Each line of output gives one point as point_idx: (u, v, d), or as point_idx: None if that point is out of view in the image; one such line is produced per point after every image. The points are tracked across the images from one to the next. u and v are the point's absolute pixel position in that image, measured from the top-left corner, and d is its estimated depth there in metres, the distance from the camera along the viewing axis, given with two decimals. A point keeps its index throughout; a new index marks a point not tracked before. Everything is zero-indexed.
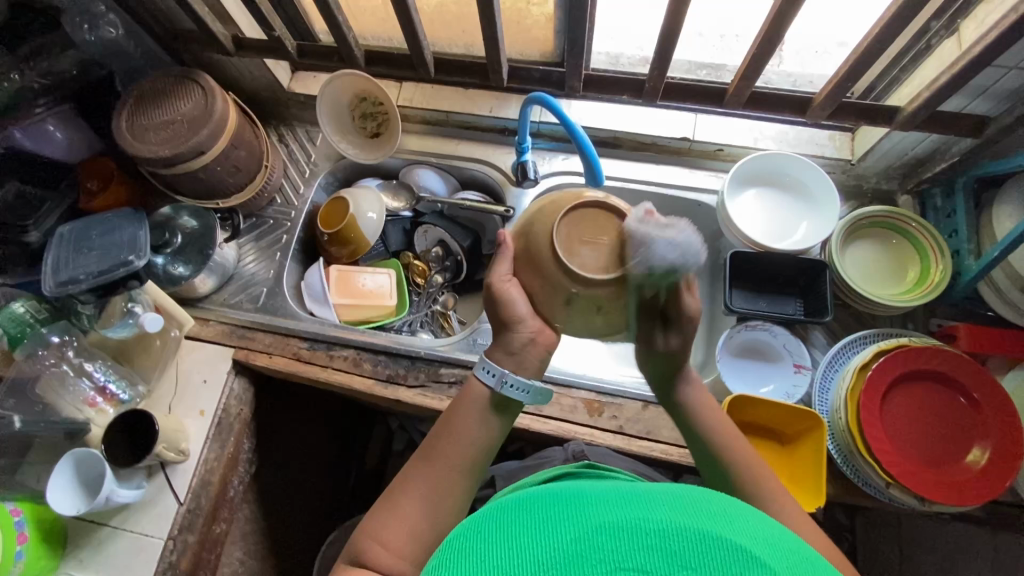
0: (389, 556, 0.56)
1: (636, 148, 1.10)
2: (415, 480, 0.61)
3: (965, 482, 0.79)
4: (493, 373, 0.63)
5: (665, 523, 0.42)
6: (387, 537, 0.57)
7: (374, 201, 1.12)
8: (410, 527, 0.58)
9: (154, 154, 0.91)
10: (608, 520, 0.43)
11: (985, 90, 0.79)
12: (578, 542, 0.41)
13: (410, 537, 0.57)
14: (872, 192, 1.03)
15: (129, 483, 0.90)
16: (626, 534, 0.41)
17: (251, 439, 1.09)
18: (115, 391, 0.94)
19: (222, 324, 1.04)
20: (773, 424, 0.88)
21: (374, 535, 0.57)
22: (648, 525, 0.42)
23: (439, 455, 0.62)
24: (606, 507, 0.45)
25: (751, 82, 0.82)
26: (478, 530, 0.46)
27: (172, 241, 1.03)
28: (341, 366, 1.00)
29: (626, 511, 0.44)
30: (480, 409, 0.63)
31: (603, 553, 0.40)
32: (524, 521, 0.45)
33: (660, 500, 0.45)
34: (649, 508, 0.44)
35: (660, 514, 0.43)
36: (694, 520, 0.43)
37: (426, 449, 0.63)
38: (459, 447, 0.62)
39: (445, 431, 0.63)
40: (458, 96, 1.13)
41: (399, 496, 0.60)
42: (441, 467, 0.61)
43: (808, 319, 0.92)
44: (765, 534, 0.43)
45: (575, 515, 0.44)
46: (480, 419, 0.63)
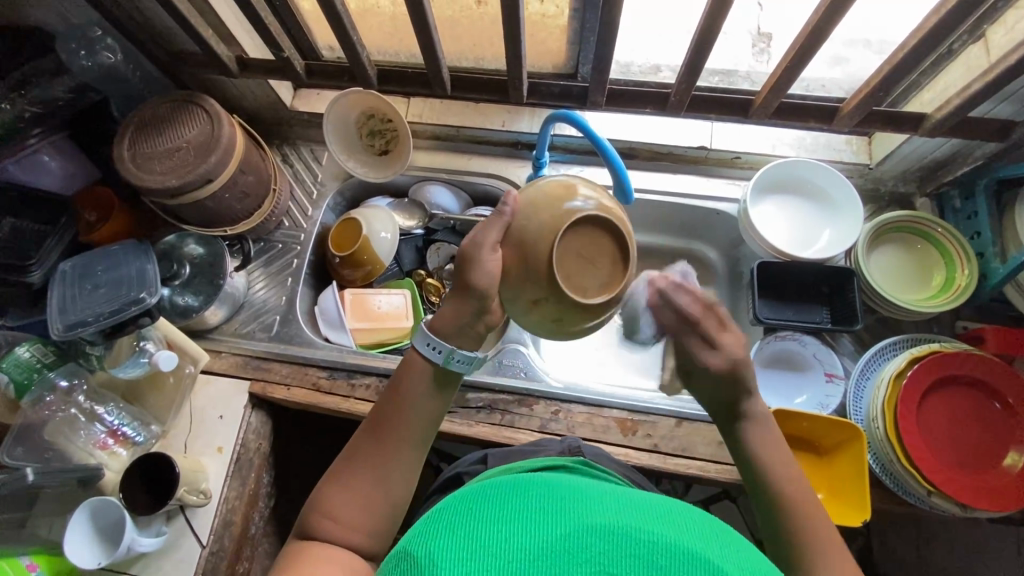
0: (339, 528, 0.56)
1: (652, 158, 1.08)
2: (358, 451, 0.60)
3: (1005, 488, 0.79)
4: (438, 348, 0.61)
5: (656, 536, 0.39)
6: (339, 512, 0.57)
7: (387, 220, 1.08)
8: (359, 500, 0.58)
9: (161, 184, 0.87)
10: (599, 520, 0.40)
11: (1011, 94, 0.79)
12: (564, 539, 0.38)
13: (361, 510, 0.57)
14: (889, 194, 1.03)
15: (148, 530, 0.86)
16: (615, 539, 0.38)
17: (270, 472, 1.05)
18: (129, 433, 0.91)
19: (235, 356, 1.01)
20: (810, 436, 0.87)
21: (326, 510, 0.57)
22: (640, 534, 0.39)
23: (385, 426, 0.61)
24: (596, 505, 0.42)
25: (781, 94, 0.81)
26: (464, 505, 0.43)
27: (181, 272, 0.98)
28: (364, 396, 0.97)
29: (617, 514, 0.41)
30: (427, 382, 0.62)
31: (588, 555, 0.38)
32: (511, 507, 0.42)
33: (654, 508, 0.42)
34: (638, 515, 0.41)
35: (653, 524, 0.40)
36: (688, 536, 0.40)
37: (371, 420, 0.61)
38: (405, 418, 0.61)
39: (391, 402, 0.61)
40: (468, 110, 1.11)
41: (347, 468, 0.59)
42: (386, 439, 0.60)
43: (838, 327, 0.91)
44: (760, 567, 0.40)
45: (564, 507, 0.42)
46: (425, 390, 0.61)
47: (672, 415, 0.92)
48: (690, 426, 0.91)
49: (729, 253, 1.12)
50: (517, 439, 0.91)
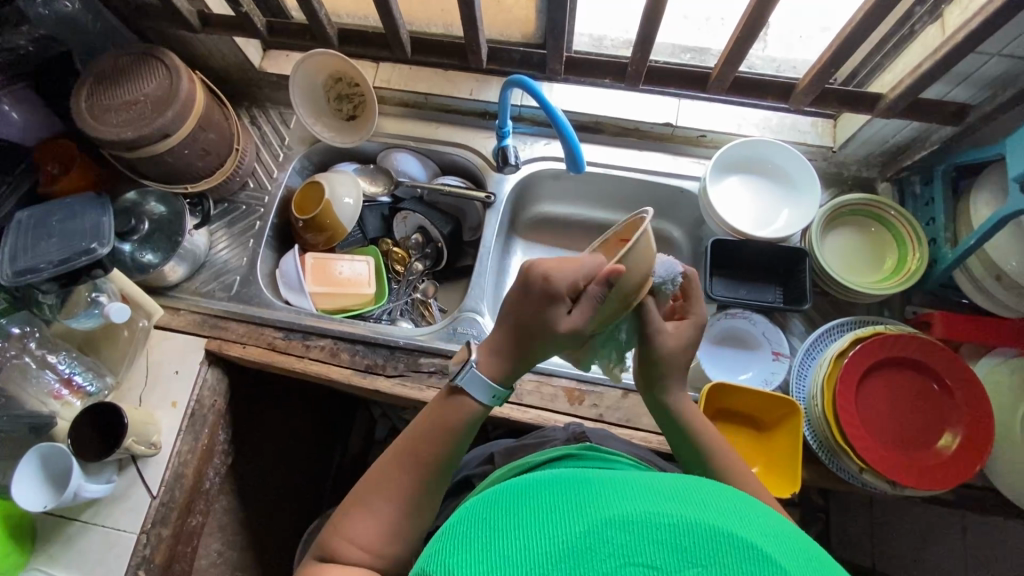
0: (365, 555, 0.59)
1: (618, 134, 1.08)
2: (391, 480, 0.61)
3: (936, 467, 0.80)
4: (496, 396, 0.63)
5: (675, 517, 0.39)
6: (365, 539, 0.59)
7: (350, 184, 1.09)
8: (386, 528, 0.60)
9: (117, 136, 0.87)
10: (617, 512, 0.40)
11: (966, 77, 0.79)
12: (584, 536, 0.39)
13: (387, 538, 0.60)
14: (852, 179, 1.03)
15: (98, 477, 0.88)
16: (635, 528, 0.39)
17: (227, 430, 1.06)
18: (82, 383, 0.92)
19: (194, 314, 1.01)
20: (753, 412, 0.88)
21: (350, 534, 0.59)
22: (657, 517, 0.39)
23: (415, 459, 0.62)
24: (612, 493, 0.42)
25: (736, 67, 0.80)
26: (481, 511, 0.43)
27: (139, 228, 0.98)
28: (318, 356, 0.98)
29: (636, 501, 0.41)
30: (463, 421, 0.63)
31: (610, 547, 0.38)
32: (526, 510, 0.42)
33: (671, 490, 0.43)
34: (653, 499, 0.41)
35: (672, 506, 0.40)
36: (708, 512, 0.40)
37: (401, 452, 0.63)
38: (434, 453, 0.62)
39: (424, 436, 0.62)
40: (436, 78, 1.10)
41: (373, 497, 0.61)
42: (416, 472, 0.62)
43: (787, 306, 0.92)
44: (780, 527, 0.41)
45: (581, 501, 0.42)
46: (456, 428, 0.62)
47: (620, 386, 0.93)
48: (636, 397, 0.92)
49: (692, 232, 1.12)
50: None
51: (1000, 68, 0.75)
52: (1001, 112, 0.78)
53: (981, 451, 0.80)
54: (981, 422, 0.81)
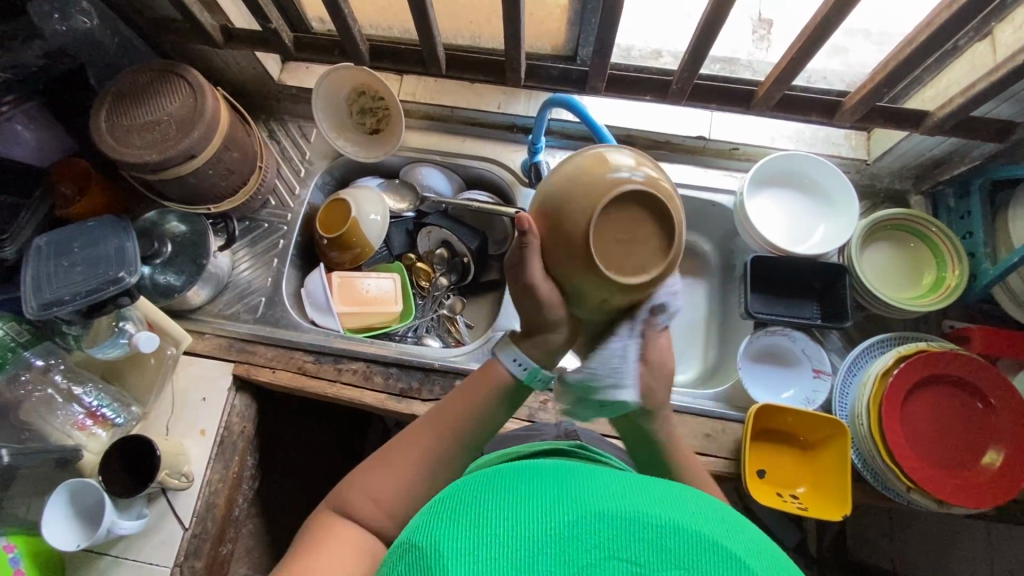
0: (374, 511, 0.58)
1: (649, 147, 1.06)
2: (413, 442, 0.62)
3: (982, 485, 0.80)
4: (523, 365, 0.62)
5: (665, 520, 0.38)
6: (376, 498, 0.58)
7: (376, 201, 1.06)
8: (403, 488, 0.59)
9: (141, 159, 0.84)
10: (604, 506, 0.39)
11: (1013, 95, 0.78)
12: (571, 524, 0.38)
13: (399, 497, 0.59)
14: (884, 192, 1.03)
15: (129, 513, 0.85)
16: (624, 523, 0.38)
17: (254, 455, 1.04)
18: (109, 414, 0.89)
19: (219, 337, 0.98)
20: (793, 431, 0.88)
21: (368, 490, 0.59)
22: (648, 517, 0.38)
23: (439, 427, 0.63)
24: (600, 489, 0.42)
25: (786, 85, 0.79)
26: (471, 492, 0.42)
27: (162, 251, 0.94)
28: (350, 380, 0.96)
29: (623, 499, 0.40)
30: (500, 393, 0.63)
31: (595, 540, 0.37)
32: (513, 492, 0.41)
33: (658, 493, 0.42)
34: (649, 501, 0.40)
35: (659, 507, 0.40)
36: (693, 517, 0.39)
37: (431, 418, 0.64)
38: (466, 423, 0.63)
39: (447, 409, 0.63)
40: (464, 90, 1.07)
41: (395, 455, 0.61)
42: (443, 437, 0.62)
43: (829, 324, 0.91)
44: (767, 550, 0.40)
45: (568, 492, 0.41)
46: (494, 403, 0.63)
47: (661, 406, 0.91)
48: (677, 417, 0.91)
49: (723, 245, 1.11)
50: (504, 427, 0.91)
51: None
52: None
53: None
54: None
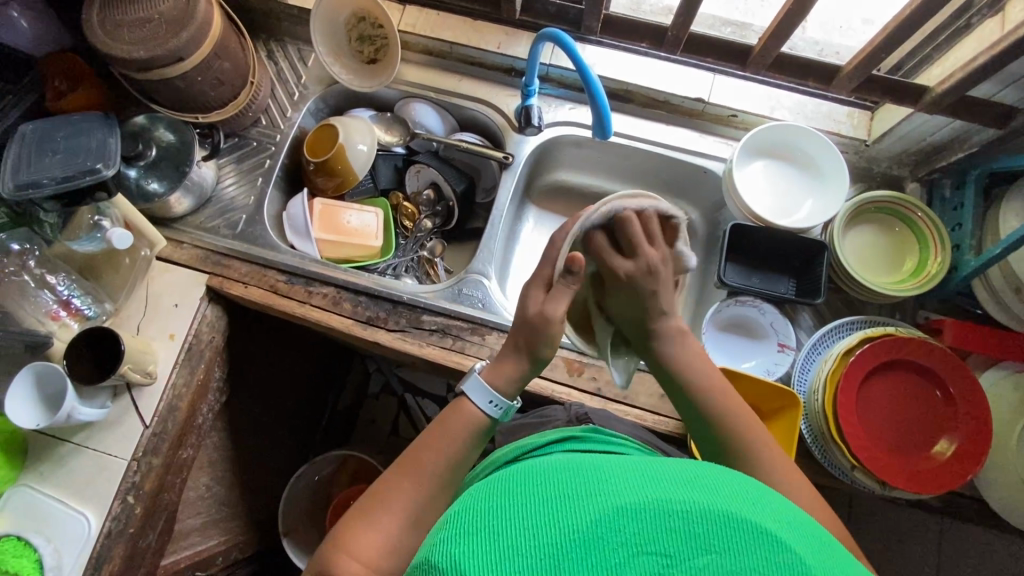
0: (363, 570, 0.59)
1: (647, 105, 1.04)
2: (395, 491, 0.65)
3: (929, 471, 0.80)
4: (498, 404, 0.72)
5: (690, 505, 0.39)
6: (361, 551, 0.60)
7: (366, 131, 1.06)
8: (385, 542, 0.61)
9: (128, 55, 0.83)
10: (629, 500, 0.40)
11: (1016, 78, 0.75)
12: (593, 524, 0.38)
13: (384, 549, 0.61)
14: (881, 176, 1.00)
15: (92, 402, 0.87)
16: (647, 515, 0.39)
17: (222, 367, 1.06)
18: (80, 307, 0.91)
19: (197, 249, 1.00)
20: (750, 400, 0.87)
21: (351, 549, 0.60)
22: (670, 506, 0.39)
23: (417, 471, 0.67)
24: (621, 481, 0.42)
25: (782, 44, 0.77)
26: (487, 507, 0.42)
27: (146, 154, 0.94)
28: (319, 303, 0.97)
29: (645, 490, 0.41)
30: (470, 432, 0.70)
31: (624, 535, 0.38)
32: (537, 498, 0.42)
33: (680, 477, 0.43)
34: (662, 485, 0.41)
35: (680, 493, 0.40)
36: (717, 499, 0.41)
37: (405, 466, 0.67)
38: (440, 470, 0.67)
39: (423, 453, 0.68)
40: (465, 27, 1.06)
41: (377, 512, 0.63)
42: (425, 484, 0.66)
43: (800, 299, 0.90)
44: (790, 513, 0.43)
45: (592, 487, 0.41)
46: (471, 442, 0.70)
47: None
48: (636, 375, 0.92)
49: (710, 215, 1.09)
50: (464, 364, 0.92)
51: None
52: None
53: (976, 461, 0.80)
54: (980, 432, 0.81)
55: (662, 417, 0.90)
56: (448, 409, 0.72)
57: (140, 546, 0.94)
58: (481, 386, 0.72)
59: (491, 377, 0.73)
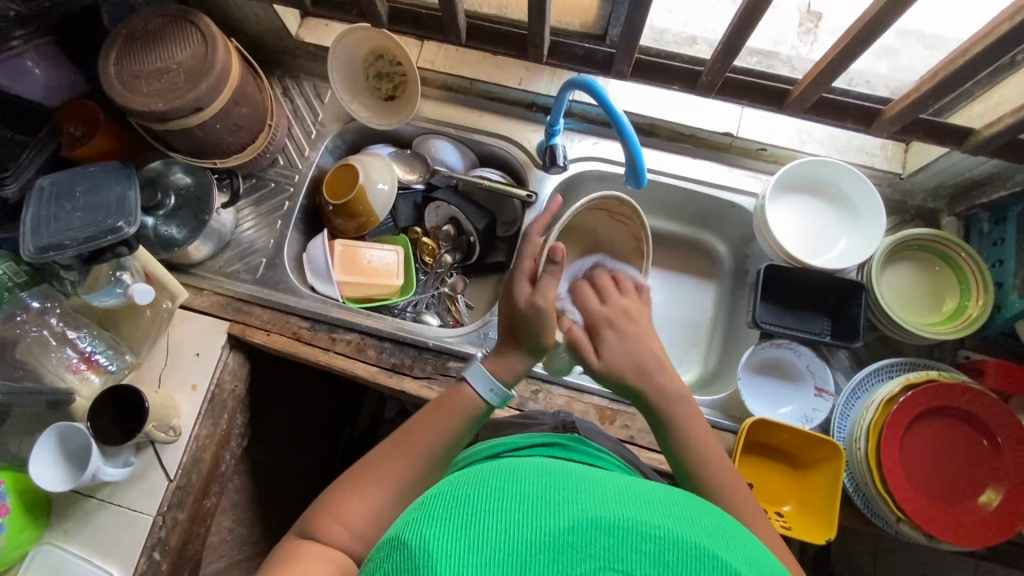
0: (344, 534, 0.61)
1: (673, 139, 1.02)
2: (384, 461, 0.66)
3: (976, 523, 0.78)
4: (494, 391, 0.71)
5: (669, 530, 0.35)
6: (346, 516, 0.62)
7: (386, 170, 1.03)
8: (370, 508, 0.63)
9: (147, 108, 0.81)
10: (608, 512, 0.36)
11: None
12: (563, 532, 0.35)
13: (368, 519, 0.63)
14: (916, 209, 0.98)
15: (117, 460, 0.86)
16: (622, 533, 0.35)
17: (244, 413, 1.04)
18: (102, 361, 0.89)
19: (218, 295, 0.98)
20: (788, 448, 0.85)
21: (336, 513, 0.62)
22: (649, 528, 0.35)
23: (409, 445, 0.68)
24: (602, 493, 0.38)
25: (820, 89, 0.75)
26: (459, 490, 0.39)
27: (165, 203, 0.93)
28: (344, 351, 0.95)
29: (624, 505, 0.37)
30: (465, 414, 0.70)
31: (592, 549, 0.34)
32: (506, 488, 0.39)
33: (666, 500, 0.39)
34: (643, 505, 0.37)
35: (662, 516, 0.36)
36: (699, 530, 0.36)
37: (400, 439, 0.69)
38: (430, 448, 0.68)
39: (415, 429, 0.69)
40: (485, 63, 1.03)
41: (364, 480, 0.65)
42: (413, 460, 0.67)
43: (836, 342, 0.88)
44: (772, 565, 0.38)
45: (571, 492, 0.38)
46: (464, 422, 0.70)
47: None
48: None
49: (738, 248, 1.07)
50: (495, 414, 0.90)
51: None
52: None
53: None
54: None
55: None
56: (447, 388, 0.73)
57: None
58: (480, 370, 0.72)
59: (493, 367, 0.72)
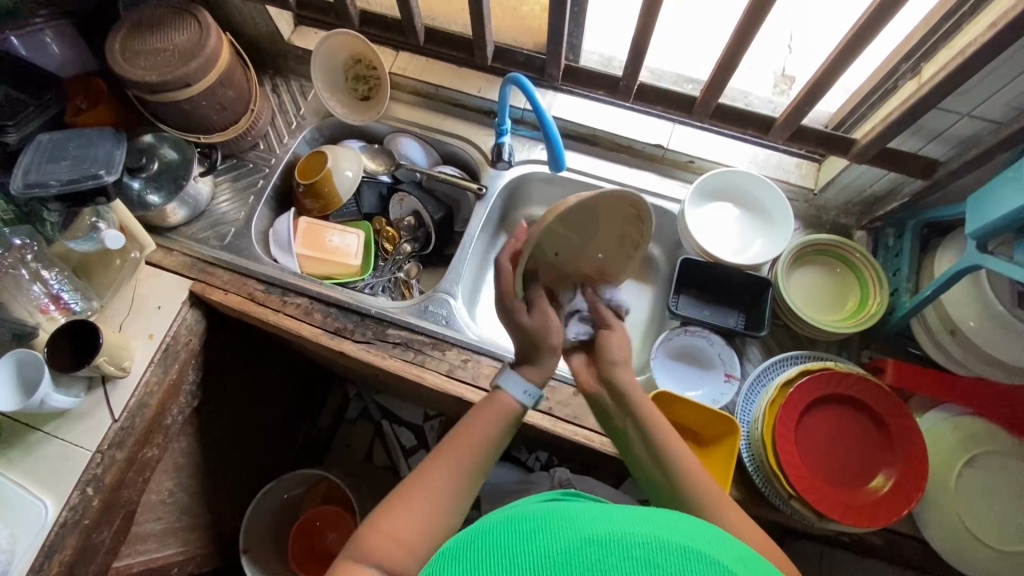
0: (401, 551, 0.59)
1: (613, 149, 1.13)
2: (435, 474, 0.65)
3: (866, 505, 0.81)
4: (531, 394, 0.75)
5: (649, 538, 0.43)
6: (398, 533, 0.59)
7: (353, 159, 1.14)
8: (420, 524, 0.61)
9: (141, 79, 0.94)
10: (597, 532, 0.43)
11: (938, 134, 0.82)
12: (563, 556, 0.42)
13: (420, 534, 0.60)
14: (830, 224, 1.07)
15: (67, 391, 0.92)
16: (613, 546, 0.42)
17: (196, 371, 1.11)
18: (69, 301, 0.97)
19: (185, 256, 1.07)
20: (694, 426, 0.91)
21: (390, 531, 0.59)
22: (632, 537, 0.42)
23: (461, 458, 0.67)
24: (589, 518, 0.45)
25: (725, 79, 0.87)
26: (472, 542, 0.46)
27: (148, 167, 1.05)
28: (292, 312, 1.02)
29: (610, 524, 0.44)
30: (508, 418, 0.73)
31: (590, 563, 0.41)
32: (508, 534, 0.45)
33: (648, 516, 0.46)
34: (628, 522, 0.44)
35: (642, 528, 0.44)
36: (679, 536, 0.43)
37: (445, 451, 0.68)
38: (475, 458, 0.68)
39: (464, 440, 0.69)
40: (450, 72, 1.16)
41: (415, 496, 0.63)
42: (462, 469, 0.67)
43: (745, 331, 0.95)
44: (748, 556, 0.45)
45: (566, 524, 0.45)
46: (505, 425, 0.72)
47: (573, 383, 0.96)
48: (587, 396, 0.95)
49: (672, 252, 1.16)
50: (423, 377, 0.96)
51: (970, 129, 0.78)
52: (967, 170, 0.81)
53: (912, 496, 0.81)
54: (915, 468, 0.82)
55: (609, 439, 0.93)
56: (487, 398, 0.74)
57: (93, 540, 0.97)
58: (523, 379, 0.76)
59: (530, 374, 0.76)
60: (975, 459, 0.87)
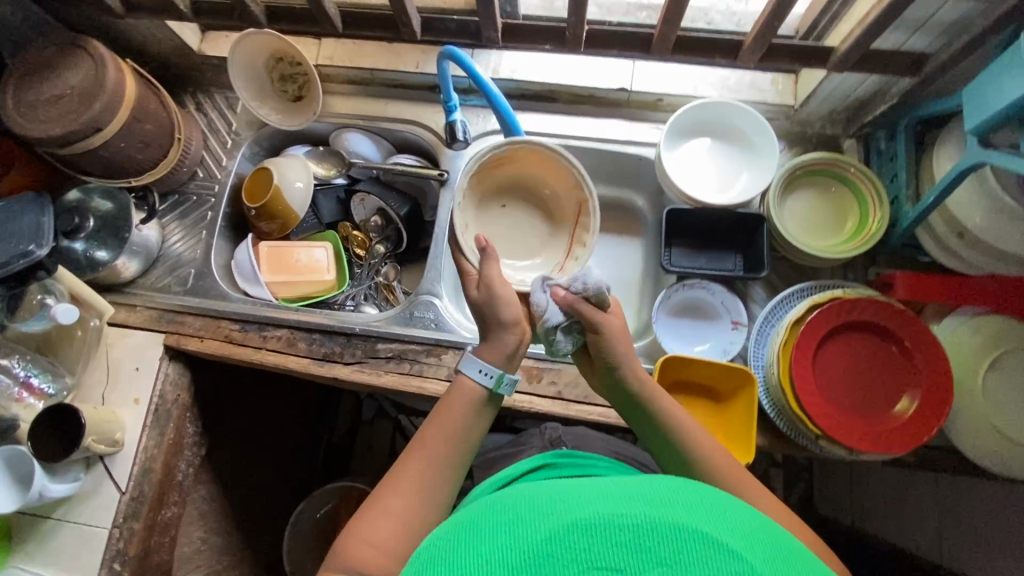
0: (380, 555, 0.55)
1: (573, 101, 1.04)
2: (407, 469, 0.61)
3: (894, 429, 0.79)
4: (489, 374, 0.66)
5: (640, 519, 0.39)
6: (376, 537, 0.56)
7: (300, 169, 1.06)
8: (396, 525, 0.58)
9: (46, 133, 0.85)
10: (583, 515, 0.40)
11: (923, 23, 0.75)
12: (544, 544, 0.39)
13: (397, 534, 0.57)
14: (816, 137, 0.99)
15: (64, 477, 0.89)
16: (599, 531, 0.38)
17: (195, 422, 1.07)
18: (41, 385, 0.92)
19: (150, 310, 1.01)
20: (708, 381, 0.88)
21: (363, 535, 0.56)
22: (621, 519, 0.39)
23: (433, 447, 0.63)
24: (580, 499, 0.42)
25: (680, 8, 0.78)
26: (453, 536, 0.43)
27: (84, 225, 0.95)
28: (274, 346, 0.98)
29: (598, 505, 0.40)
30: (474, 403, 0.67)
31: (572, 554, 0.38)
32: (489, 524, 0.42)
33: (644, 492, 0.42)
34: (618, 501, 0.41)
35: (635, 508, 0.40)
36: (675, 513, 0.40)
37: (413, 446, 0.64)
38: (451, 446, 0.64)
39: (434, 430, 0.64)
40: (383, 51, 1.06)
41: (389, 496, 0.59)
42: (436, 463, 0.62)
43: (745, 275, 0.90)
44: (754, 526, 0.41)
45: (552, 508, 0.41)
46: (476, 412, 0.66)
47: None
48: None
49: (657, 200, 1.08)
50: (425, 387, 0.92)
51: (956, 13, 0.70)
52: (957, 60, 0.74)
53: (939, 414, 0.78)
54: (941, 385, 0.79)
55: None
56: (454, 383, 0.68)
57: None
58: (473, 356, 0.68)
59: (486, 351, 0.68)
60: (999, 359, 0.83)
